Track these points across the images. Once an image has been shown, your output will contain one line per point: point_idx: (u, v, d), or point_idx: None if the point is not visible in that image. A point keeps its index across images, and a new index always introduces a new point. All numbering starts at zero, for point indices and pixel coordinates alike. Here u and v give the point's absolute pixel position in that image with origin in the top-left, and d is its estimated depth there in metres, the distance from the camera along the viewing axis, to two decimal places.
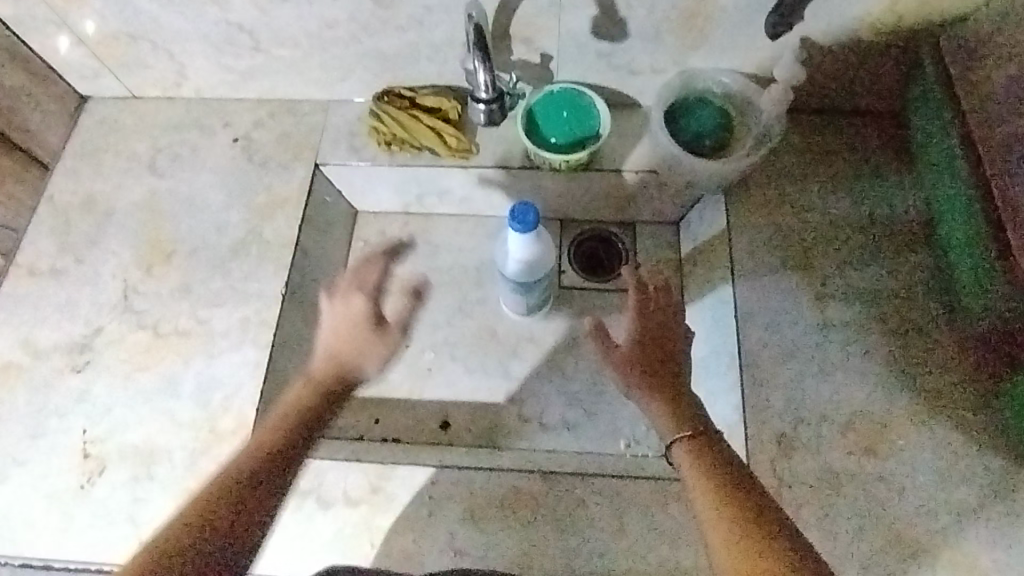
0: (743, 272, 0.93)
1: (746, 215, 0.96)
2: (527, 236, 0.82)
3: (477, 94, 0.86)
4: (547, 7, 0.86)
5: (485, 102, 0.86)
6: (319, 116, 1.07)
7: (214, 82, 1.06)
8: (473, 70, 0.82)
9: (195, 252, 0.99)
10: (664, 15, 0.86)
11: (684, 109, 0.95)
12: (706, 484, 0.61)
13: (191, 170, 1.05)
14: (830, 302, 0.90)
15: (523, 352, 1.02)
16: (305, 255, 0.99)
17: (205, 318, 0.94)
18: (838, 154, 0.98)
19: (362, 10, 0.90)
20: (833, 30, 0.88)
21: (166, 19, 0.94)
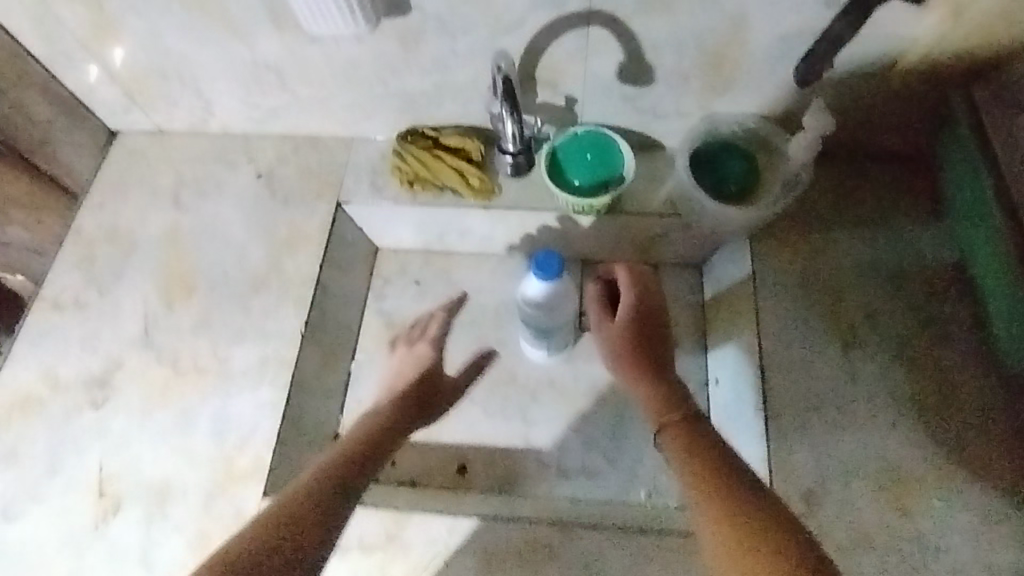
0: (767, 319, 0.91)
1: (771, 260, 0.94)
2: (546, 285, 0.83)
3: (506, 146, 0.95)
4: (574, 53, 0.87)
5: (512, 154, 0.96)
6: (343, 153, 1.07)
7: (240, 118, 1.08)
8: (501, 120, 0.84)
9: (216, 288, 0.98)
10: (691, 60, 0.86)
11: (707, 154, 0.94)
12: (692, 475, 0.66)
13: (215, 204, 1.06)
14: (857, 351, 0.88)
15: (543, 397, 0.98)
16: (325, 292, 0.99)
17: (224, 355, 0.93)
18: (866, 198, 0.97)
19: (389, 52, 0.90)
20: (864, 75, 0.87)
21: (196, 58, 0.96)
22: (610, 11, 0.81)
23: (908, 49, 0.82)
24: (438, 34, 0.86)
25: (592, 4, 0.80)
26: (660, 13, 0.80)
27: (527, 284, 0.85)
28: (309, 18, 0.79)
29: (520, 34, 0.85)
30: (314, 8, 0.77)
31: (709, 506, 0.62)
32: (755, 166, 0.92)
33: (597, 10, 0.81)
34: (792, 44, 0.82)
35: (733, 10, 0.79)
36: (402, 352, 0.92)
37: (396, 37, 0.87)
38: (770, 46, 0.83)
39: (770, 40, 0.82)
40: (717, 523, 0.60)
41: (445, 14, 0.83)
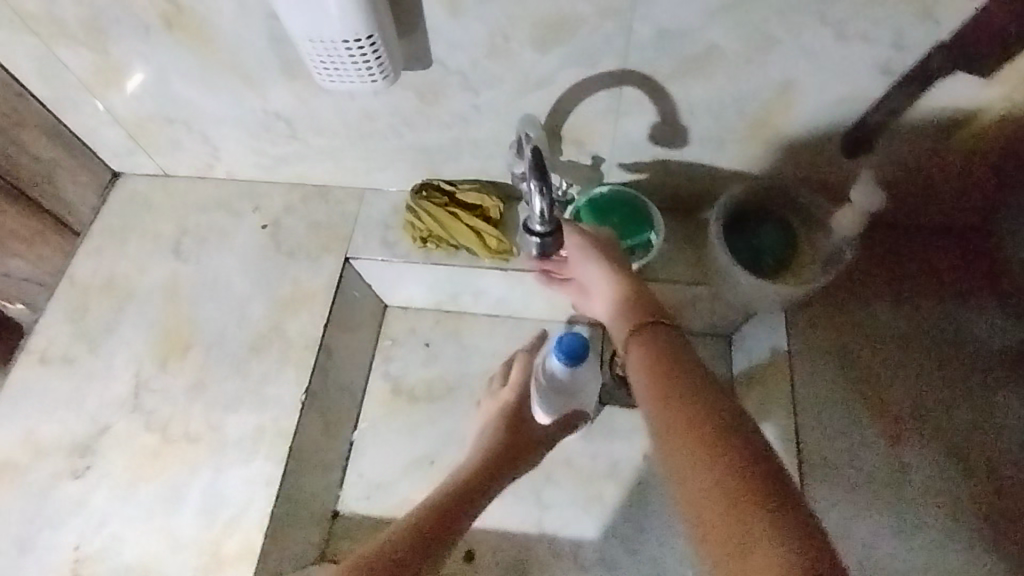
0: (806, 407, 0.83)
1: (810, 340, 0.87)
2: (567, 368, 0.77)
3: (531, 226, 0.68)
4: (603, 113, 0.81)
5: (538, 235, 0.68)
6: (353, 205, 1.02)
7: (247, 164, 1.02)
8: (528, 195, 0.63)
9: (214, 347, 0.92)
10: (729, 123, 0.80)
11: (743, 223, 0.87)
12: (657, 398, 0.57)
13: (217, 255, 1.00)
14: (904, 444, 0.81)
15: (559, 477, 0.91)
16: (328, 356, 0.92)
17: (218, 423, 0.86)
18: (916, 274, 0.89)
19: (405, 106, 0.85)
20: (920, 147, 0.79)
21: (203, 105, 0.91)
22: (646, 72, 0.75)
23: (969, 122, 0.75)
24: (459, 89, 0.81)
25: (626, 64, 0.74)
26: (699, 75, 0.74)
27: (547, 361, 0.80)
28: (324, 72, 0.71)
29: (548, 92, 0.79)
30: (329, 63, 0.69)
31: (675, 428, 0.53)
32: (794, 238, 0.85)
33: (631, 70, 0.75)
34: (840, 111, 0.76)
35: (779, 75, 0.73)
36: (489, 400, 0.90)
37: (415, 90, 0.82)
38: (817, 112, 0.77)
39: (817, 105, 0.76)
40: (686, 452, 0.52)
41: (468, 70, 0.78)
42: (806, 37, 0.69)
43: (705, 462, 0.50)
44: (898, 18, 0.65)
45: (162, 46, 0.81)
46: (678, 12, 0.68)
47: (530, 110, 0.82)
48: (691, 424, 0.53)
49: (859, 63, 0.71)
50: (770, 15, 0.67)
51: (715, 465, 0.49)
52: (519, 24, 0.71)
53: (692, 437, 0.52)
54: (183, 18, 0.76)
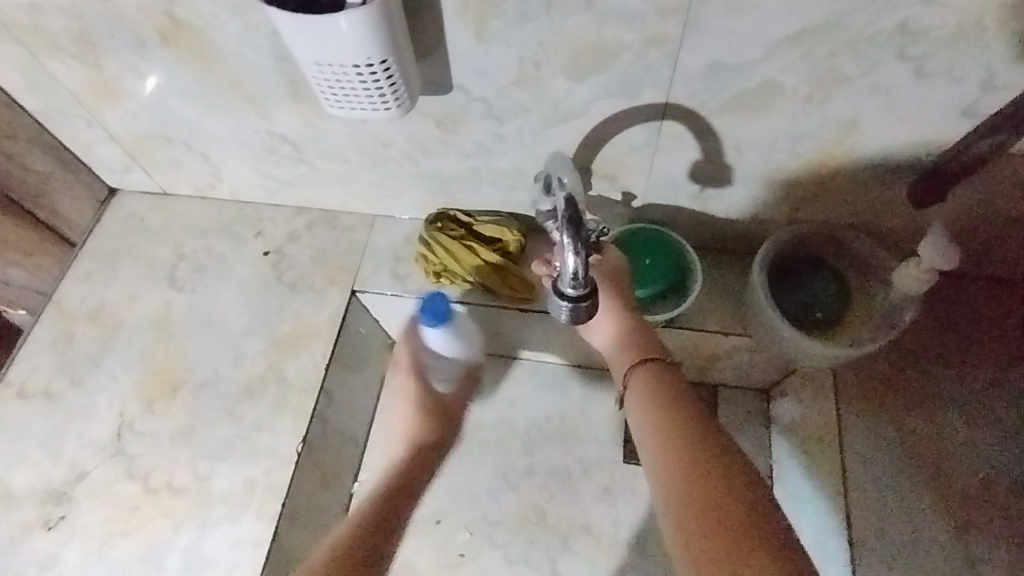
0: (856, 480, 0.75)
1: (861, 407, 0.78)
2: (440, 327, 0.75)
3: (562, 286, 0.53)
4: (640, 147, 0.73)
5: (572, 299, 0.53)
6: (362, 234, 0.94)
7: (251, 187, 0.94)
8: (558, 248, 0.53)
9: (206, 388, 0.86)
10: (779, 165, 0.72)
11: (792, 272, 0.79)
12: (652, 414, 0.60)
13: (216, 285, 0.92)
14: (971, 536, 0.70)
15: (577, 546, 0.81)
16: (328, 400, 0.85)
17: (205, 474, 0.80)
18: (990, 337, 0.78)
19: (422, 133, 0.77)
20: (995, 195, 0.70)
21: (203, 124, 0.83)
22: (691, 107, 0.67)
23: None
24: (482, 118, 0.73)
25: (670, 97, 0.66)
26: (752, 112, 0.67)
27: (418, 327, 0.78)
28: (330, 100, 0.64)
29: (580, 124, 0.71)
30: (337, 89, 0.62)
31: (663, 436, 0.57)
32: (847, 290, 0.77)
33: (675, 104, 0.67)
34: (909, 151, 0.68)
35: (842, 114, 0.65)
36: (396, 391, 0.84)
37: (432, 118, 0.74)
38: (880, 156, 0.69)
39: (879, 149, 0.68)
40: (673, 467, 0.54)
41: (493, 98, 0.70)
42: (878, 74, 0.60)
43: (697, 482, 0.52)
44: (986, 56, 0.57)
45: (159, 63, 0.74)
46: (733, 43, 0.60)
47: (558, 142, 0.74)
48: (685, 452, 0.55)
49: (936, 103, 0.62)
50: (840, 48, 0.59)
51: (706, 494, 0.51)
52: (553, 51, 0.63)
53: (688, 469, 0.53)
54: (180, 33, 0.69)
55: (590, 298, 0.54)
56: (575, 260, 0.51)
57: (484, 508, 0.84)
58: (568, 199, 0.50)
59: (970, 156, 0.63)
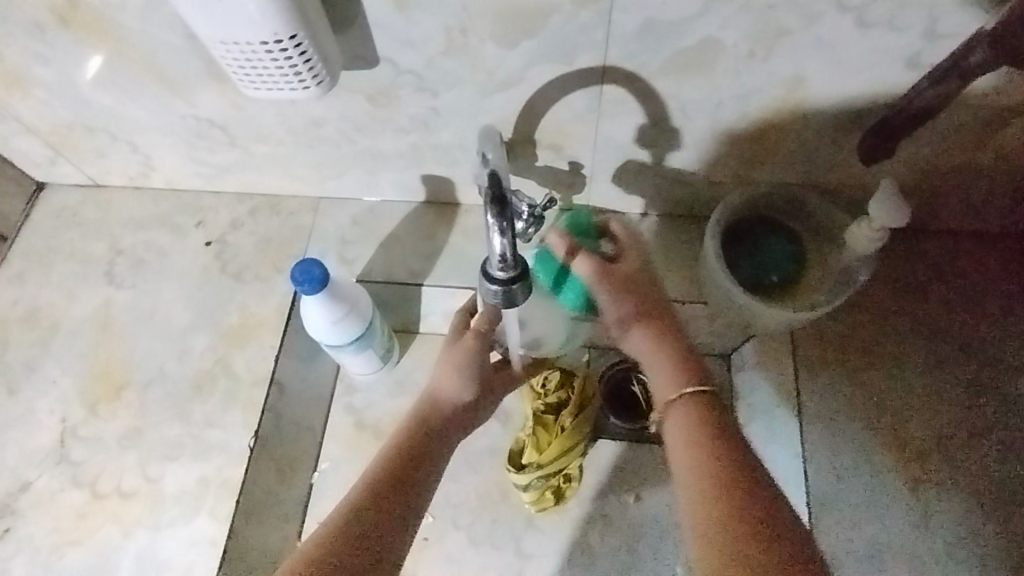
0: (815, 440, 0.74)
1: (818, 373, 0.76)
2: (321, 298, 0.70)
3: (488, 269, 0.51)
4: (582, 114, 0.70)
5: (501, 284, 0.51)
6: (307, 217, 0.90)
7: (185, 174, 0.89)
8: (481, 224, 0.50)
9: (151, 387, 0.83)
10: (727, 126, 0.70)
11: (746, 235, 0.76)
12: (690, 441, 0.56)
13: (155, 279, 0.88)
14: (927, 488, 0.71)
15: (541, 521, 0.80)
16: (280, 392, 0.83)
17: (155, 476, 0.79)
18: (933, 290, 0.78)
19: (355, 109, 0.73)
20: (946, 147, 0.68)
21: (123, 111, 0.78)
22: (631, 69, 0.64)
23: (1012, 121, 0.64)
24: (415, 91, 0.69)
25: (607, 60, 0.63)
26: (694, 72, 0.63)
27: (301, 309, 0.73)
28: (243, 81, 0.60)
29: (517, 93, 0.68)
30: (249, 69, 0.58)
31: (692, 444, 0.55)
32: (802, 254, 0.75)
33: (614, 67, 0.64)
34: (860, 107, 0.66)
35: (786, 70, 0.62)
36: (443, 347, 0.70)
37: (363, 93, 0.70)
38: (827, 113, 0.67)
39: (826, 104, 0.66)
40: (694, 459, 0.54)
41: (423, 71, 0.66)
42: (819, 27, 0.58)
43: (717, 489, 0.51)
44: (927, 3, 0.55)
45: (61, 47, 0.69)
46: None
47: (497, 113, 0.71)
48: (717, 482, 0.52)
49: (880, 55, 0.60)
50: (777, 2, 0.56)
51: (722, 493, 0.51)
52: (479, 17, 0.60)
53: (712, 491, 0.51)
54: (77, 12, 0.64)
55: (521, 281, 0.52)
56: (500, 242, 0.48)
57: (446, 490, 0.82)
58: (491, 175, 0.47)
59: (916, 107, 0.60)
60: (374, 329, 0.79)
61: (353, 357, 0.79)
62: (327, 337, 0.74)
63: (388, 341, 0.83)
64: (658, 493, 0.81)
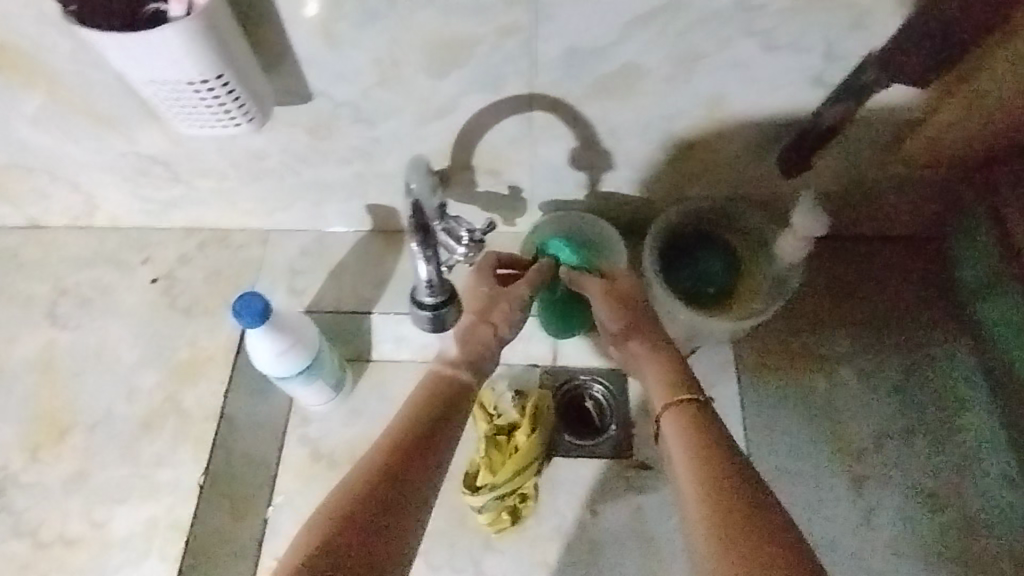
0: (760, 445, 0.76)
1: (759, 379, 0.79)
2: (265, 331, 0.70)
3: (419, 297, 0.60)
4: (516, 140, 0.72)
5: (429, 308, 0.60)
6: (256, 249, 0.90)
7: (130, 212, 0.89)
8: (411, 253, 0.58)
9: (97, 429, 0.81)
10: (657, 145, 0.72)
11: (682, 248, 0.79)
12: (683, 449, 0.55)
13: (101, 318, 0.87)
14: (869, 485, 0.73)
15: (499, 541, 0.80)
16: (232, 426, 0.82)
17: (101, 519, 0.77)
18: (865, 293, 0.81)
19: (295, 142, 0.74)
20: (860, 158, 0.72)
21: (61, 152, 0.78)
22: (559, 95, 0.66)
23: (916, 133, 0.68)
24: (351, 123, 0.71)
25: (535, 88, 0.65)
26: (618, 95, 0.66)
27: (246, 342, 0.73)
28: (174, 118, 0.61)
29: (451, 122, 0.70)
30: (180, 107, 0.59)
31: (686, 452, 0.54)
32: (738, 265, 0.78)
33: (542, 94, 0.66)
34: (779, 123, 0.69)
35: (705, 92, 0.65)
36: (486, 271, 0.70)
37: (300, 126, 0.72)
38: (749, 130, 0.70)
39: (747, 122, 0.69)
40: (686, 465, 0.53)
41: (358, 103, 0.68)
42: (729, 50, 0.61)
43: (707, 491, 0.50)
44: (826, 27, 0.58)
45: None
46: (585, 29, 0.59)
47: (435, 141, 0.72)
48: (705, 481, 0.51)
49: (790, 75, 0.63)
50: (687, 28, 0.59)
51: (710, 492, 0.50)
52: (407, 50, 0.62)
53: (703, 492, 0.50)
54: (7, 56, 0.64)
55: (449, 304, 0.60)
56: (424, 267, 0.57)
57: None
58: (412, 206, 0.55)
59: (822, 123, 0.64)
60: (323, 361, 0.79)
61: (302, 388, 0.79)
62: (274, 369, 0.74)
63: (340, 368, 0.83)
64: (616, 507, 0.81)
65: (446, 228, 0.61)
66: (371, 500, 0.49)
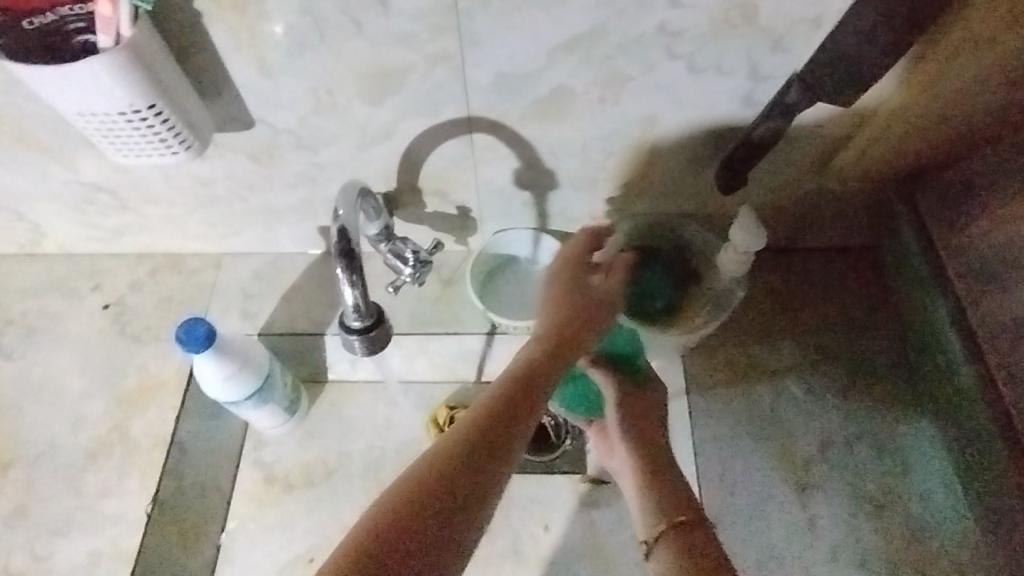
0: (707, 455, 0.77)
1: (706, 390, 0.80)
2: (210, 356, 0.70)
3: (347, 321, 0.65)
4: (459, 162, 0.73)
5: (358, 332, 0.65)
6: (208, 274, 0.90)
7: (79, 239, 0.88)
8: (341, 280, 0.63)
9: (44, 460, 0.80)
10: (597, 165, 0.74)
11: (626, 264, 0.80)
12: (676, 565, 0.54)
13: (48, 348, 0.87)
14: (812, 491, 0.75)
15: None
16: (182, 453, 0.81)
17: (45, 553, 0.76)
18: (806, 302, 0.83)
19: (240, 167, 0.75)
20: (793, 170, 0.75)
21: (4, 181, 0.78)
22: (495, 118, 0.68)
23: (842, 146, 0.72)
24: (294, 148, 0.71)
25: (471, 111, 0.67)
26: (554, 117, 0.67)
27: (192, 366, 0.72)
28: (110, 149, 0.61)
29: (392, 146, 0.71)
30: (112, 137, 0.59)
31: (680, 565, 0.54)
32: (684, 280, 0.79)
33: (479, 117, 0.67)
34: (714, 141, 0.71)
35: (637, 112, 0.67)
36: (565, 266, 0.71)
37: (244, 152, 0.72)
38: (685, 148, 0.72)
39: (683, 141, 0.71)
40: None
41: (298, 129, 0.69)
42: (656, 73, 0.63)
43: None
44: (746, 48, 0.61)
45: None
46: (514, 54, 0.61)
47: (379, 164, 0.73)
48: None
49: (718, 95, 0.65)
50: (613, 52, 0.61)
51: None
52: (342, 77, 0.63)
53: None
54: None
55: (376, 326, 0.66)
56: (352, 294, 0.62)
57: None
58: (339, 232, 0.60)
59: (754, 137, 0.66)
60: (274, 384, 0.78)
61: (254, 412, 0.78)
62: (221, 393, 0.73)
63: (293, 392, 0.82)
64: (570, 524, 0.81)
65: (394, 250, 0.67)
66: (439, 490, 0.47)
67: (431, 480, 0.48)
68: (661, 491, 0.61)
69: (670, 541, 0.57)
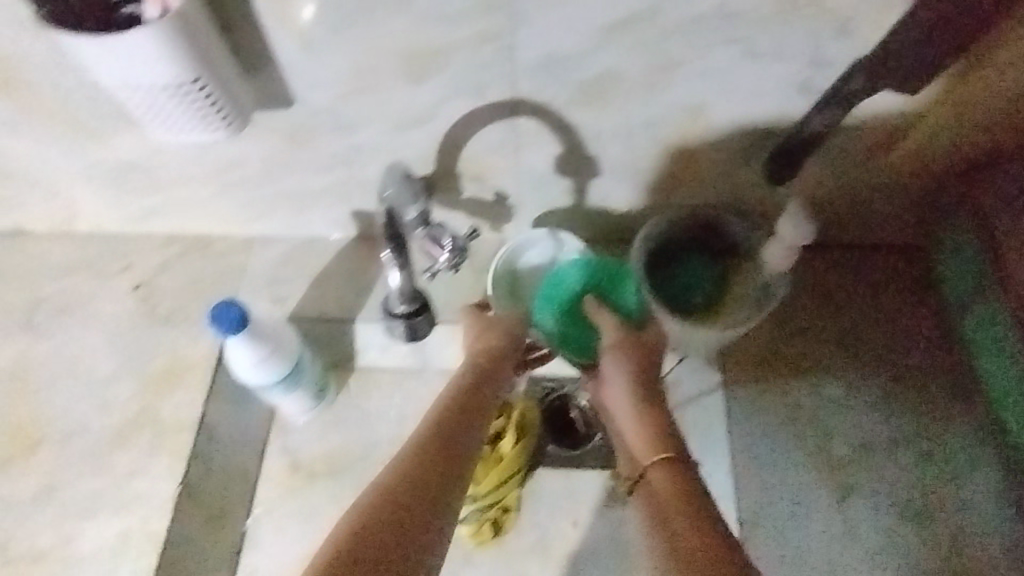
0: (745, 455, 0.75)
1: (744, 389, 0.77)
2: (244, 340, 0.69)
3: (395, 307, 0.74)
4: (499, 146, 0.71)
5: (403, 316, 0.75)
6: (238, 257, 0.89)
7: (110, 219, 0.88)
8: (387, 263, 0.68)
9: (72, 440, 0.80)
10: (642, 152, 0.72)
11: (667, 257, 0.77)
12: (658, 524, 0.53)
13: (76, 327, 0.86)
14: (851, 496, 0.72)
15: (481, 556, 0.79)
16: (209, 437, 0.80)
17: (72, 533, 0.75)
18: (849, 300, 0.80)
19: (275, 147, 0.73)
20: (844, 164, 0.72)
21: (38, 158, 0.77)
22: (541, 101, 0.65)
23: (897, 140, 0.69)
24: (332, 129, 0.70)
25: (516, 93, 0.65)
26: (601, 102, 0.65)
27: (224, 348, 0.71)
28: (150, 125, 0.59)
29: (432, 128, 0.69)
30: (153, 112, 0.58)
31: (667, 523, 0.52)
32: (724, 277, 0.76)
33: (524, 100, 0.65)
34: (765, 131, 0.68)
35: (688, 98, 0.65)
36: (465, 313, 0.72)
37: (280, 132, 0.71)
38: (734, 137, 0.69)
39: (733, 129, 0.68)
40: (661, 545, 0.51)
41: (338, 109, 0.67)
42: (710, 57, 0.61)
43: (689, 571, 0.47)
44: (807, 33, 0.58)
45: None
46: (565, 35, 0.59)
47: (417, 147, 0.71)
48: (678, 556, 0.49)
49: (774, 82, 0.63)
50: (668, 34, 0.59)
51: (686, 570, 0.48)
52: (386, 56, 0.61)
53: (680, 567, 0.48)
54: None
55: (421, 314, 0.75)
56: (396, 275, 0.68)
57: None
58: (386, 215, 0.63)
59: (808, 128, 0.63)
60: (306, 371, 0.77)
61: (284, 398, 0.77)
62: (252, 377, 0.72)
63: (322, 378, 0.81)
64: (601, 520, 0.79)
65: (432, 234, 0.64)
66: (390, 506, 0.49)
67: (383, 502, 0.50)
68: (642, 434, 0.60)
69: (650, 501, 0.55)
